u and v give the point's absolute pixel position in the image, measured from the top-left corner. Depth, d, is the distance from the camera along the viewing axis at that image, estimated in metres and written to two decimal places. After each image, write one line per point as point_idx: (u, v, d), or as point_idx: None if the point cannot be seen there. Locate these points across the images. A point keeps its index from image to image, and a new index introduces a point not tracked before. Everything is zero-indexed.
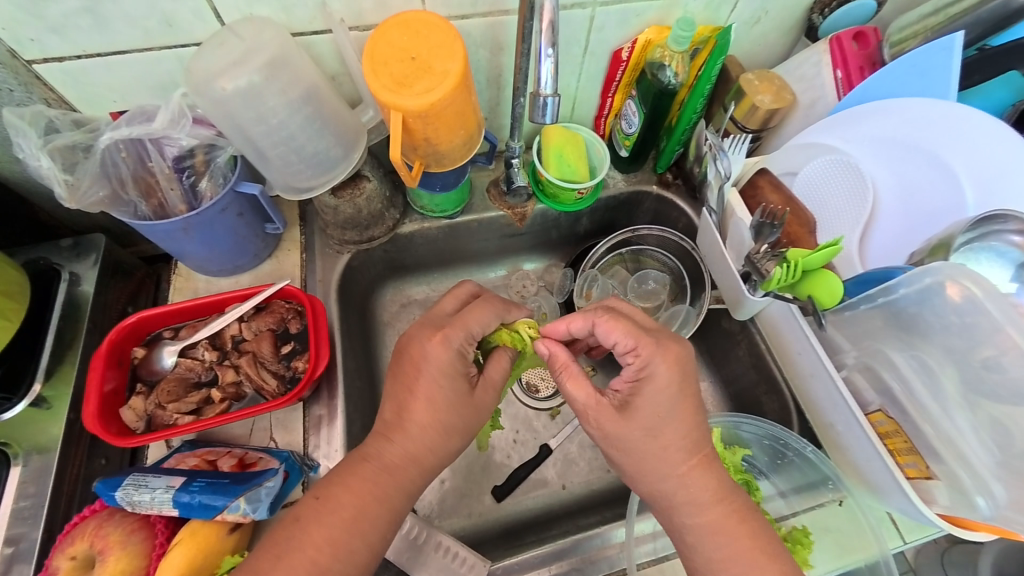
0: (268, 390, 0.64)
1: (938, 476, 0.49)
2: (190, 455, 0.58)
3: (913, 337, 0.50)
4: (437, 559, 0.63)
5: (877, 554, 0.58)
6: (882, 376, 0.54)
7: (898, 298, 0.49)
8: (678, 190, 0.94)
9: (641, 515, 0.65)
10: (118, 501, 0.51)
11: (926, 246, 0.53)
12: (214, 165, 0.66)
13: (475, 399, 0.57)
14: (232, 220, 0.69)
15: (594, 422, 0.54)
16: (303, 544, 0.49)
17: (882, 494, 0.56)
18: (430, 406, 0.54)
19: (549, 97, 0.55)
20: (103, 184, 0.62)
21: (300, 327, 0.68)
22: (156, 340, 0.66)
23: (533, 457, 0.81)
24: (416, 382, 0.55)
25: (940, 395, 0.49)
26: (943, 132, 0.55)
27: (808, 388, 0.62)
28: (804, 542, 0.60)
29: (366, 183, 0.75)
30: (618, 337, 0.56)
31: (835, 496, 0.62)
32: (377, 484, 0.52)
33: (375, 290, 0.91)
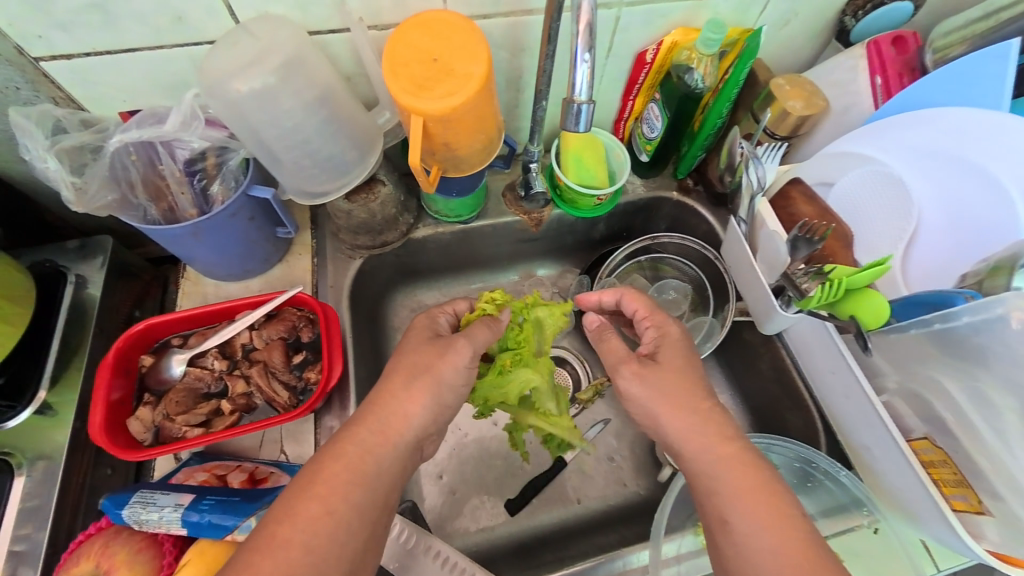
0: (279, 402, 0.61)
1: (991, 512, 0.47)
2: (199, 470, 0.56)
3: (973, 365, 0.47)
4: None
5: None
6: (931, 404, 0.51)
7: (958, 325, 0.46)
8: (700, 197, 0.91)
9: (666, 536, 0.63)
10: (126, 519, 0.48)
11: (983, 266, 0.51)
12: (226, 167, 0.64)
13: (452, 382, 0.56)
14: (243, 223, 0.67)
15: (629, 367, 0.56)
16: (283, 537, 0.45)
17: (920, 524, 0.53)
18: (408, 399, 0.54)
19: (584, 105, 0.53)
20: (112, 187, 0.60)
21: (313, 336, 0.65)
22: (165, 348, 0.64)
23: (549, 469, 0.79)
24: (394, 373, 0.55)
25: (999, 427, 0.46)
26: (992, 142, 0.52)
27: (841, 410, 0.60)
28: None
29: (380, 187, 0.73)
30: (638, 307, 0.63)
31: (868, 522, 0.59)
32: (357, 467, 0.50)
33: (387, 295, 0.88)
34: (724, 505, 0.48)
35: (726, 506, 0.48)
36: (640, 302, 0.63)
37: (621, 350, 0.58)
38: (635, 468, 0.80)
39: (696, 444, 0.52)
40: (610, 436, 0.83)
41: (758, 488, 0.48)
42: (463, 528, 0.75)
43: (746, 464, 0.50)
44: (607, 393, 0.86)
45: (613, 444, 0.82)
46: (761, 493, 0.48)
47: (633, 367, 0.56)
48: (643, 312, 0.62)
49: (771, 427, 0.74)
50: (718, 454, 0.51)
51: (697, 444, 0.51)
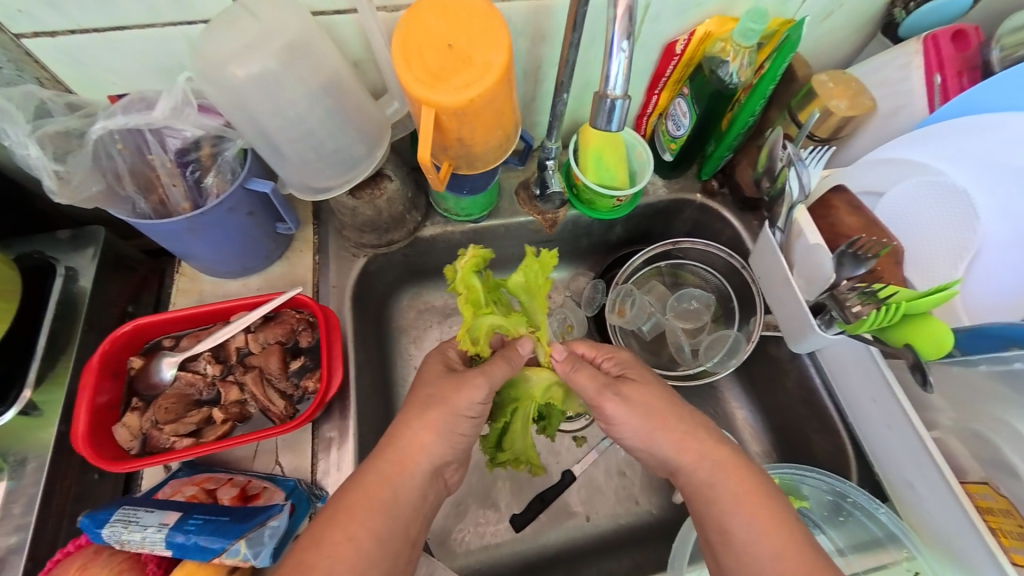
0: (274, 411, 0.57)
1: None
2: (188, 483, 0.52)
3: None
4: None
5: None
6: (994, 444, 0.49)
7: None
8: (726, 200, 0.86)
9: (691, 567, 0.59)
10: (108, 540, 0.45)
11: None
12: (222, 158, 0.60)
13: (468, 410, 0.56)
14: (241, 219, 0.63)
15: (609, 402, 0.56)
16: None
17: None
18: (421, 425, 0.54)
19: (619, 99, 0.47)
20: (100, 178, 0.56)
21: (312, 341, 0.61)
22: (155, 350, 0.60)
23: (556, 483, 0.75)
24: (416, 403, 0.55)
25: None
26: None
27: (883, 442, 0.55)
28: None
29: (388, 183, 0.69)
30: (586, 349, 0.62)
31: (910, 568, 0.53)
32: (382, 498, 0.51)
33: (391, 295, 0.84)
34: (727, 518, 0.50)
35: (727, 515, 0.50)
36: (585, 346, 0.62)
37: (594, 382, 0.57)
38: (647, 486, 0.76)
39: (692, 457, 0.54)
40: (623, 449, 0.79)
41: (756, 494, 0.50)
42: (466, 546, 0.71)
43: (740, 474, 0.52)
44: None
45: (625, 459, 0.78)
46: (761, 501, 0.50)
47: (609, 389, 0.56)
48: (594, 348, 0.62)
49: (796, 449, 0.70)
50: (714, 464, 0.53)
51: (693, 457, 0.54)
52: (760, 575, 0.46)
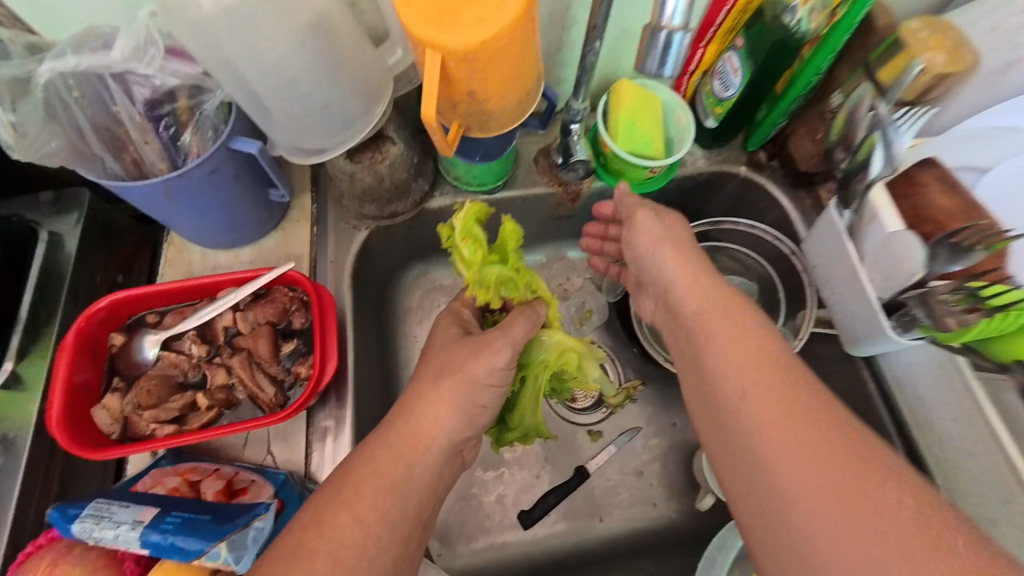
0: (262, 399, 0.52)
1: None
2: (170, 474, 0.48)
3: None
4: None
5: None
6: None
7: None
8: (773, 174, 0.76)
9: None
10: (79, 536, 0.41)
11: None
12: (201, 112, 0.53)
13: (489, 377, 0.50)
14: (227, 184, 0.56)
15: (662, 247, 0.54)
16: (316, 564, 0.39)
17: None
18: (431, 404, 0.49)
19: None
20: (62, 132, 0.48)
21: (305, 323, 0.56)
22: (138, 326, 0.55)
23: (567, 481, 0.70)
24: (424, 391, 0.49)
25: None
26: None
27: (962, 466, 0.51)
28: None
29: (389, 147, 0.60)
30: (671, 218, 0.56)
31: None
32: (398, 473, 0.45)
33: (397, 272, 0.78)
34: (743, 402, 0.42)
35: (739, 385, 0.42)
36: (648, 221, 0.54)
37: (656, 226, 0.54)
38: (666, 487, 0.71)
39: (724, 363, 0.44)
40: (641, 447, 0.74)
41: (788, 387, 0.41)
42: (471, 542, 0.68)
43: (783, 388, 0.41)
44: (640, 398, 0.77)
45: (643, 457, 0.73)
46: (789, 389, 0.41)
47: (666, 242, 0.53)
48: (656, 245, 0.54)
49: None
50: (754, 376, 0.42)
51: (728, 364, 0.44)
52: (760, 457, 0.39)
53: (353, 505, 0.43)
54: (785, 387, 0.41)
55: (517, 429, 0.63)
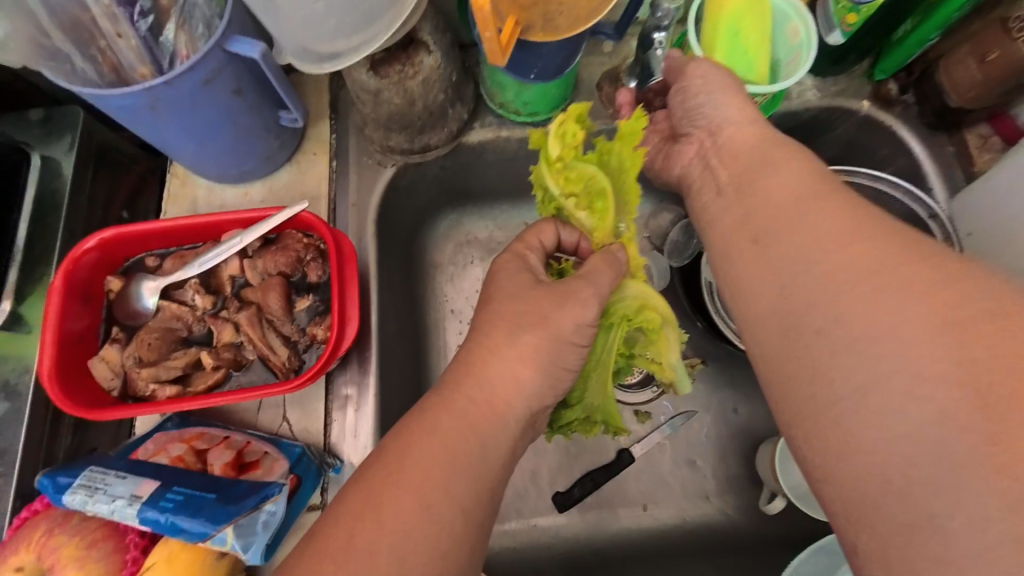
0: (274, 362, 0.45)
1: None
2: (175, 440, 0.42)
3: None
4: None
5: None
6: None
7: None
8: (904, 113, 0.60)
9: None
10: (72, 506, 0.36)
11: None
12: (188, 2, 0.42)
13: (542, 354, 0.41)
14: (226, 99, 0.46)
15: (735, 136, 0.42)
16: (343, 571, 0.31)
17: None
18: (473, 382, 0.41)
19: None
20: (20, 16, 0.38)
21: (322, 275, 0.47)
22: (136, 270, 0.48)
23: (611, 464, 0.63)
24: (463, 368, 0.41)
25: None
26: None
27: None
28: None
29: (423, 57, 0.48)
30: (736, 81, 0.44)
31: None
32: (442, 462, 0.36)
33: (427, 220, 0.68)
34: (757, 225, 0.36)
35: (758, 210, 0.36)
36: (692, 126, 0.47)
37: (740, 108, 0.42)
38: (721, 480, 0.64)
39: (796, 225, 0.33)
40: (696, 433, 0.66)
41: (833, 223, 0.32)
42: (502, 521, 0.62)
43: (875, 251, 0.30)
44: (698, 378, 0.68)
45: (697, 444, 0.66)
46: (833, 227, 0.32)
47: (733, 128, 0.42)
48: (722, 118, 0.43)
49: None
50: (834, 236, 0.32)
51: (762, 195, 0.36)
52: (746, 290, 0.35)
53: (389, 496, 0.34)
54: (881, 248, 0.30)
55: (578, 410, 0.52)
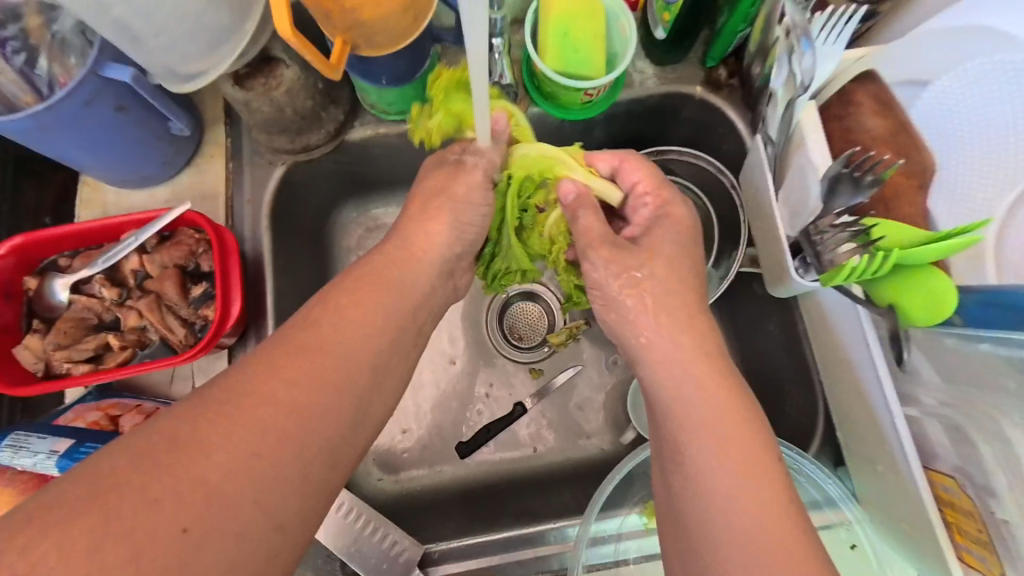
0: (174, 340, 0.53)
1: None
2: (91, 409, 0.51)
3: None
4: (370, 542, 0.61)
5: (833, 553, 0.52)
6: (973, 441, 0.41)
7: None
8: (732, 94, 0.68)
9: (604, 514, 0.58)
10: (2, 461, 0.45)
11: None
12: (62, 37, 0.49)
13: None
14: (108, 116, 0.52)
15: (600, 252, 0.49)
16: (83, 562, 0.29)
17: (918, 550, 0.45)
18: None
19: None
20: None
21: (211, 265, 0.55)
22: (50, 270, 0.56)
23: (506, 415, 0.74)
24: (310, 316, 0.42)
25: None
26: None
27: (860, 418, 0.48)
28: None
29: (283, 70, 0.55)
30: (640, 178, 0.54)
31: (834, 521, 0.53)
32: (266, 422, 0.36)
33: (331, 211, 0.76)
34: (686, 450, 0.40)
35: (682, 439, 0.41)
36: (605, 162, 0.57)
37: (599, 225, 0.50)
38: (599, 422, 0.75)
39: (696, 381, 0.42)
40: (579, 383, 0.77)
41: (743, 444, 0.39)
42: (410, 467, 0.73)
43: (747, 425, 0.40)
44: (582, 336, 0.78)
45: (581, 392, 0.76)
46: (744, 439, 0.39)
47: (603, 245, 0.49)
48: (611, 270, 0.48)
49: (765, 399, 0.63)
50: (717, 404, 0.41)
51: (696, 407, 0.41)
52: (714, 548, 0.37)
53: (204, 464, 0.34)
54: (750, 431, 0.40)
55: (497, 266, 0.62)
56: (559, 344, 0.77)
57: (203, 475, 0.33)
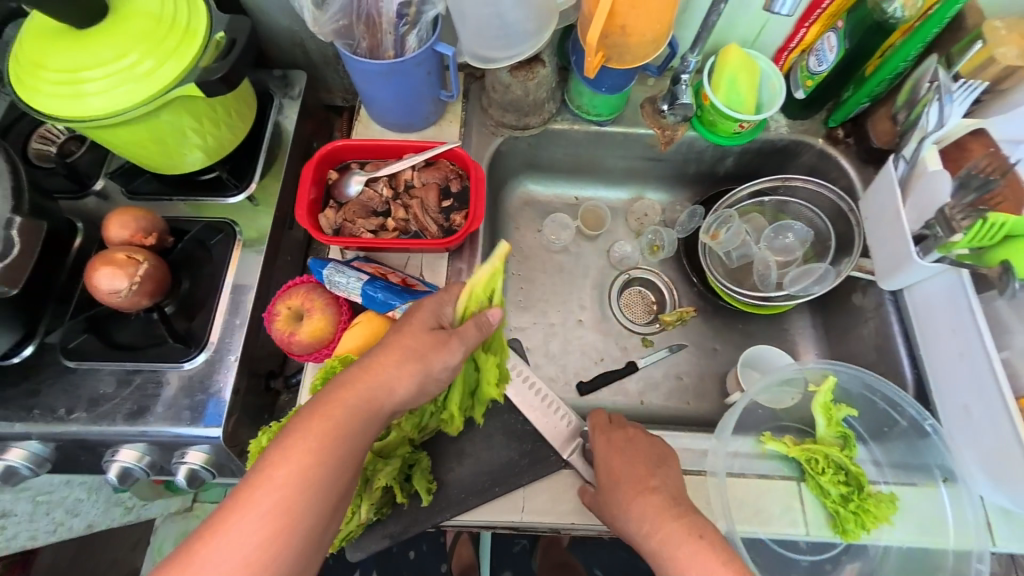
0: (429, 232, 0.74)
1: None
2: (367, 265, 0.70)
3: None
4: (520, 388, 0.68)
5: (970, 544, 0.58)
6: None
7: None
8: (847, 150, 0.88)
9: (742, 434, 0.65)
10: (324, 277, 0.64)
11: None
12: (422, 19, 0.70)
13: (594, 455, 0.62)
14: (423, 75, 0.75)
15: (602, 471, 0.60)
16: (216, 548, 0.45)
17: (1008, 485, 0.56)
18: (429, 338, 0.54)
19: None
20: (343, 15, 0.70)
21: (460, 188, 0.76)
22: (346, 169, 0.77)
23: (619, 368, 0.89)
24: (380, 344, 0.54)
25: None
26: None
27: (960, 398, 0.61)
28: (886, 505, 0.60)
29: (540, 68, 0.78)
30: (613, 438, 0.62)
31: (939, 480, 0.61)
32: (336, 430, 0.50)
33: (510, 180, 0.98)
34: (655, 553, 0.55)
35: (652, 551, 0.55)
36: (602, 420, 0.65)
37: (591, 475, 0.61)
38: (698, 390, 0.89)
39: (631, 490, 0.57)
40: (682, 359, 0.91)
41: (685, 533, 0.54)
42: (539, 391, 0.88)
43: (639, 475, 0.58)
44: (690, 323, 0.93)
45: (684, 366, 0.91)
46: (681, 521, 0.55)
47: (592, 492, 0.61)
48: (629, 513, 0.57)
49: None
50: (621, 448, 0.61)
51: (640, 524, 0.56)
52: None
53: (298, 441, 0.49)
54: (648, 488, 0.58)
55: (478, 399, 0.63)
56: (669, 324, 0.92)
57: (390, 378, 0.52)
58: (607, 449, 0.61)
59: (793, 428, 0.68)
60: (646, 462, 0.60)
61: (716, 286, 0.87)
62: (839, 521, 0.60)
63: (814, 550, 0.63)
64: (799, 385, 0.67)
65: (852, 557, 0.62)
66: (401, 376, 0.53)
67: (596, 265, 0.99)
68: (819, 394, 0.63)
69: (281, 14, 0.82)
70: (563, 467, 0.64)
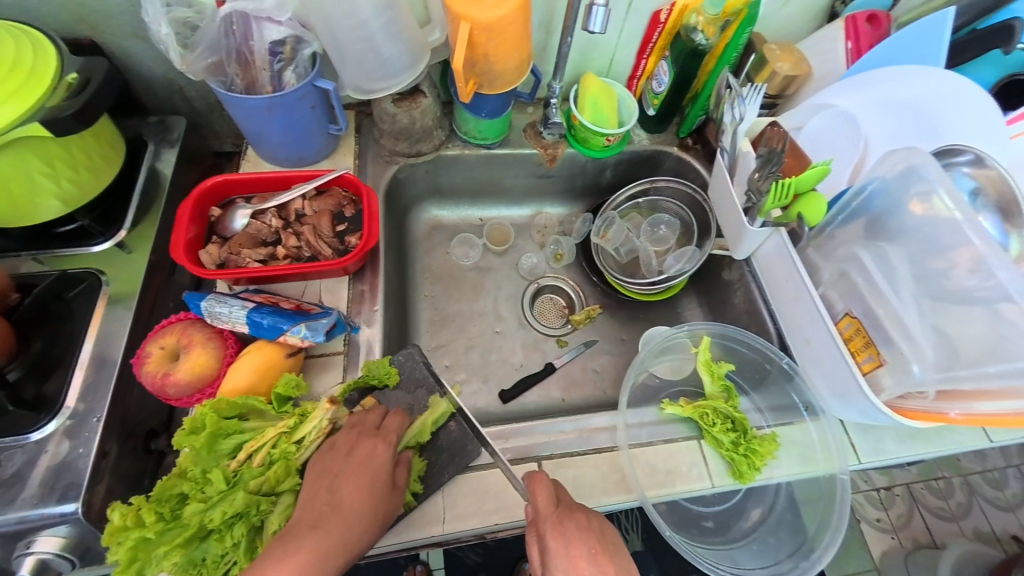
0: (324, 255, 0.73)
1: (887, 360, 0.64)
2: (256, 295, 0.67)
3: (881, 241, 0.66)
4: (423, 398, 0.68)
5: (837, 467, 0.66)
6: (853, 278, 0.69)
7: (868, 201, 0.68)
8: (697, 154, 1.03)
9: (644, 404, 0.72)
10: (202, 310, 0.61)
11: (890, 159, 0.65)
12: (299, 57, 0.74)
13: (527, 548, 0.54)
14: (306, 110, 0.77)
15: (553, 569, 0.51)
16: None
17: (845, 401, 0.66)
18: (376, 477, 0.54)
19: (601, 6, 0.67)
20: (213, 52, 0.72)
21: (354, 213, 0.77)
22: (230, 204, 0.75)
23: (540, 370, 0.92)
24: (328, 487, 0.51)
25: (895, 282, 0.65)
26: (898, 84, 0.72)
27: (803, 337, 0.71)
28: (768, 445, 0.66)
29: (422, 99, 0.85)
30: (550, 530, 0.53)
31: (808, 416, 0.70)
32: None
33: (413, 207, 1.01)
34: None
35: None
36: (547, 494, 0.55)
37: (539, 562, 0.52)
38: (614, 380, 0.94)
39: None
40: (597, 353, 0.96)
41: None
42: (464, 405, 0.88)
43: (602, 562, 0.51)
44: (598, 319, 0.99)
45: (599, 360, 0.96)
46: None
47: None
48: None
49: None
50: (567, 534, 0.52)
51: None
52: None
53: None
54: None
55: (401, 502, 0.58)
56: (579, 323, 0.98)
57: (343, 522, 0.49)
58: (554, 541, 0.52)
59: (688, 389, 0.75)
60: (586, 542, 0.51)
61: (611, 279, 0.95)
62: (736, 467, 0.65)
63: (720, 500, 0.68)
64: (684, 348, 0.76)
65: (756, 497, 0.68)
66: (356, 517, 0.50)
67: (507, 276, 1.03)
68: (700, 353, 0.71)
69: (152, 62, 0.81)
70: (483, 467, 0.64)
